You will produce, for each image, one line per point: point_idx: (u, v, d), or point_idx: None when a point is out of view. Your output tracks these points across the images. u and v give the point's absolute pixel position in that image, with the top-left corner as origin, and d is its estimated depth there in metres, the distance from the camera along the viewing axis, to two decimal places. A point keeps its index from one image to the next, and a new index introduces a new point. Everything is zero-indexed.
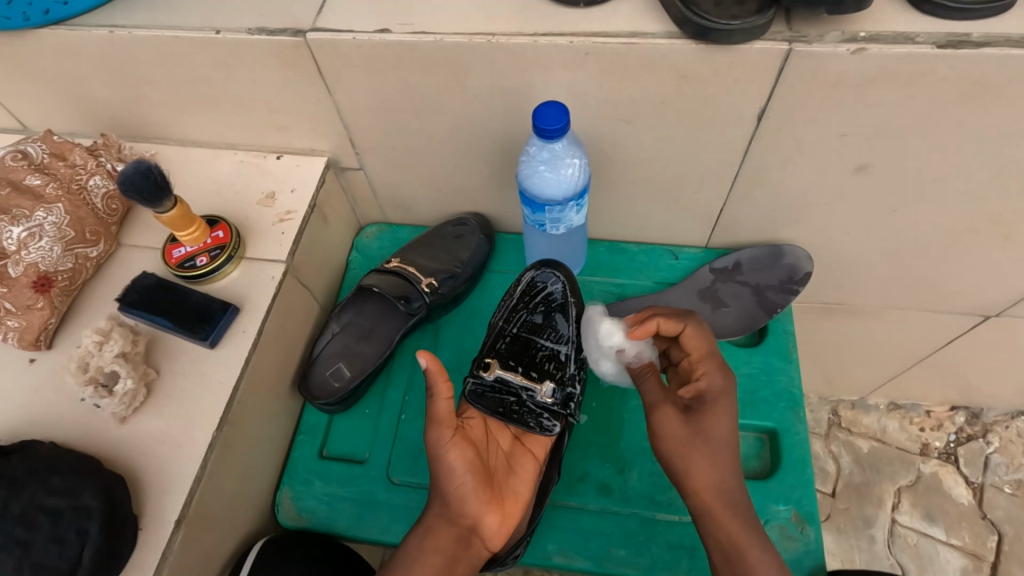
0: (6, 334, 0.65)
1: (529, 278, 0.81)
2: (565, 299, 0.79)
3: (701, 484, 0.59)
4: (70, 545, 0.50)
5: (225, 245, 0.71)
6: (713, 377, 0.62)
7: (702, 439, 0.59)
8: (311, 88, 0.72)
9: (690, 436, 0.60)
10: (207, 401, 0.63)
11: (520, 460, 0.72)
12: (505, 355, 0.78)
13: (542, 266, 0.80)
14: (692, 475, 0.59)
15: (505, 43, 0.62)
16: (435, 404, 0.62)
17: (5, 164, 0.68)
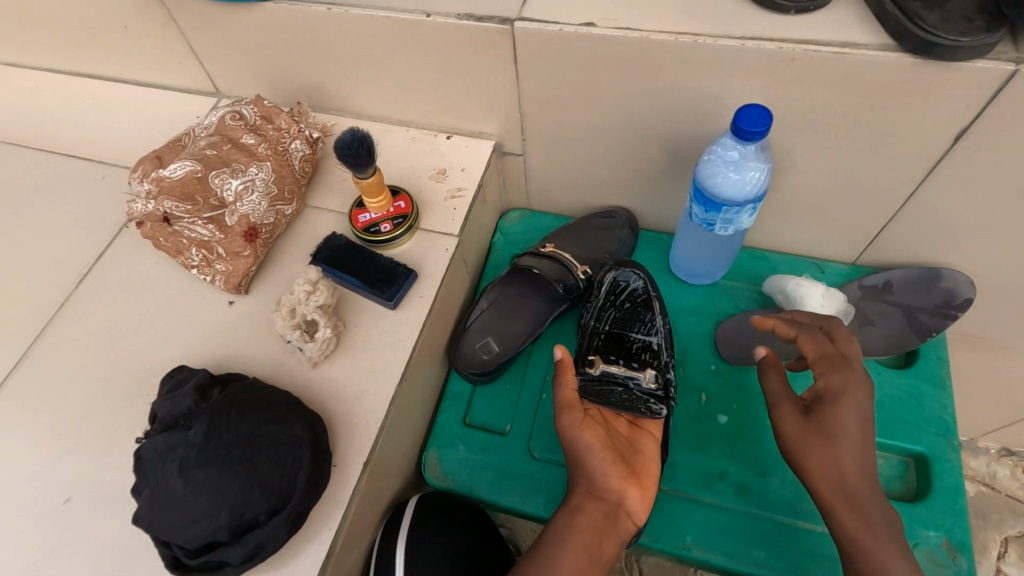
0: (216, 276, 0.71)
1: (610, 278, 0.80)
2: (648, 293, 0.80)
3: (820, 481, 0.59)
4: (287, 466, 0.55)
5: (407, 215, 0.75)
6: (833, 377, 0.61)
7: (820, 435, 0.59)
8: (499, 74, 0.75)
9: (808, 433, 0.60)
10: (387, 357, 0.68)
11: (642, 440, 0.70)
12: (601, 348, 0.79)
13: (621, 266, 0.80)
14: (810, 472, 0.59)
15: (711, 44, 0.63)
16: (560, 391, 0.68)
17: (224, 122, 0.75)
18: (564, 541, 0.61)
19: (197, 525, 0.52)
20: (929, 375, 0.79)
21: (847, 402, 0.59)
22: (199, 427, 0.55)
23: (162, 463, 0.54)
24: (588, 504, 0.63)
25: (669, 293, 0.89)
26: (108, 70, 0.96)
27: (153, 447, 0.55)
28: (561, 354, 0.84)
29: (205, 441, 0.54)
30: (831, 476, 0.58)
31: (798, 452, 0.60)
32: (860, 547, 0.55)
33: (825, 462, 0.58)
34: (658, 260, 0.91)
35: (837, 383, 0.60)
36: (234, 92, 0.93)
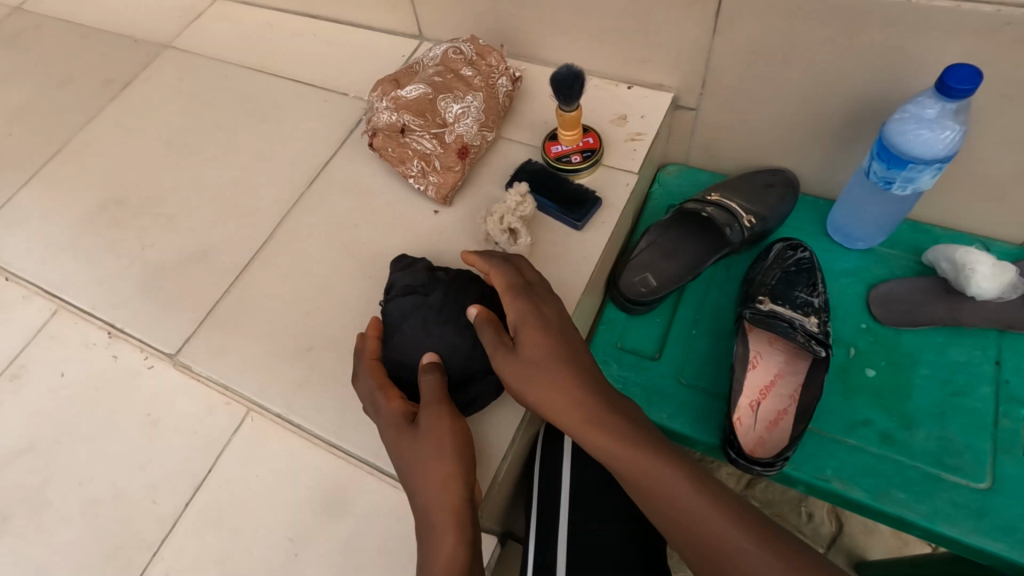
0: (428, 187, 0.84)
1: (778, 248, 0.88)
2: (813, 266, 0.85)
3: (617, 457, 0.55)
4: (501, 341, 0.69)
5: (596, 149, 0.84)
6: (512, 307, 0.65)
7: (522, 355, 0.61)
8: (696, 26, 0.82)
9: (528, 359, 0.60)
10: (572, 269, 0.78)
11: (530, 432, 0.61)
12: (768, 295, 0.83)
13: (788, 242, 0.88)
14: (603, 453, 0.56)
15: (925, 4, 0.67)
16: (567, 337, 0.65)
17: (447, 55, 0.86)
18: (426, 474, 0.58)
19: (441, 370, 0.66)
20: None
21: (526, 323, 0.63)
22: (437, 296, 0.71)
23: (407, 322, 0.69)
24: (441, 411, 0.61)
25: (822, 255, 0.92)
26: (331, 11, 1.11)
27: (398, 305, 0.71)
28: (712, 298, 0.91)
29: (454, 310, 0.69)
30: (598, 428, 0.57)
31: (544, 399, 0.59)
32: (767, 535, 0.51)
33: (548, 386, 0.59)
34: (813, 224, 0.95)
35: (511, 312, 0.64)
36: (436, 37, 1.06)
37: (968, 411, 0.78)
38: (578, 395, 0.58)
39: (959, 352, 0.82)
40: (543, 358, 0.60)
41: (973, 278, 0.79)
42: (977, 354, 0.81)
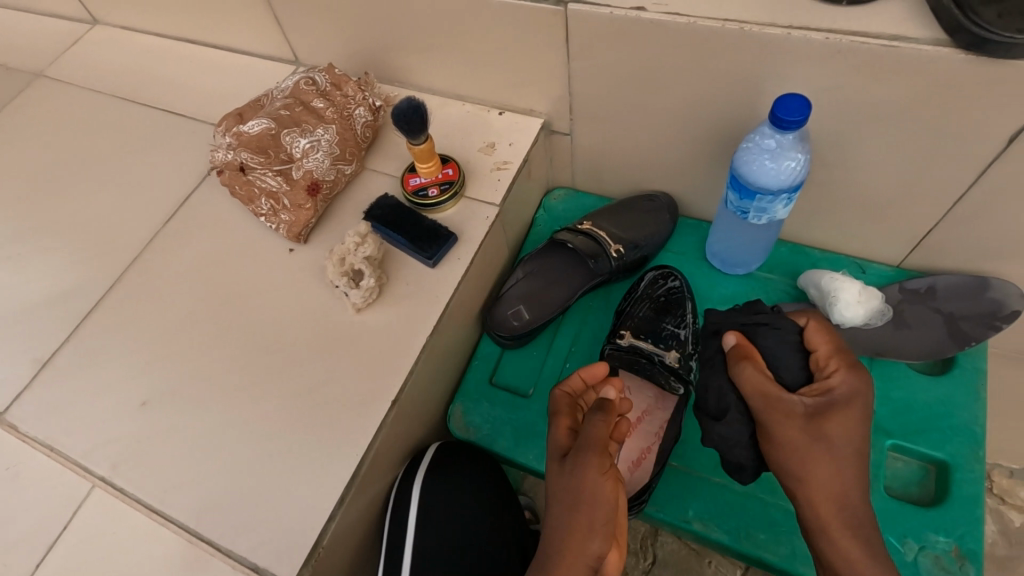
0: (280, 225, 0.80)
1: (652, 276, 0.86)
2: (684, 294, 0.83)
3: (818, 495, 0.56)
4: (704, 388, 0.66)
5: (454, 181, 0.81)
6: (847, 376, 0.58)
7: (822, 445, 0.56)
8: (552, 52, 0.79)
9: (809, 440, 0.56)
10: (423, 309, 0.75)
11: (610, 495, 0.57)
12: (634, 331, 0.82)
13: (661, 270, 0.86)
14: (809, 483, 0.56)
15: (757, 33, 0.64)
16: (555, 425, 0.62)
17: (299, 86, 0.83)
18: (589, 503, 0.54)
19: (748, 438, 0.62)
20: (965, 385, 0.77)
21: (857, 405, 0.57)
22: (786, 356, 0.62)
23: (787, 361, 0.62)
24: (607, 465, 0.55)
25: (701, 281, 0.90)
26: (206, 35, 1.05)
27: None
28: (588, 328, 0.88)
29: None
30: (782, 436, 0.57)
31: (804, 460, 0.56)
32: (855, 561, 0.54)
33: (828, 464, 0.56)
34: (693, 247, 0.93)
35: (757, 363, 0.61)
36: (312, 61, 1.01)
37: None
38: (831, 471, 0.56)
39: None
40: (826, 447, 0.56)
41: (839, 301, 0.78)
42: None
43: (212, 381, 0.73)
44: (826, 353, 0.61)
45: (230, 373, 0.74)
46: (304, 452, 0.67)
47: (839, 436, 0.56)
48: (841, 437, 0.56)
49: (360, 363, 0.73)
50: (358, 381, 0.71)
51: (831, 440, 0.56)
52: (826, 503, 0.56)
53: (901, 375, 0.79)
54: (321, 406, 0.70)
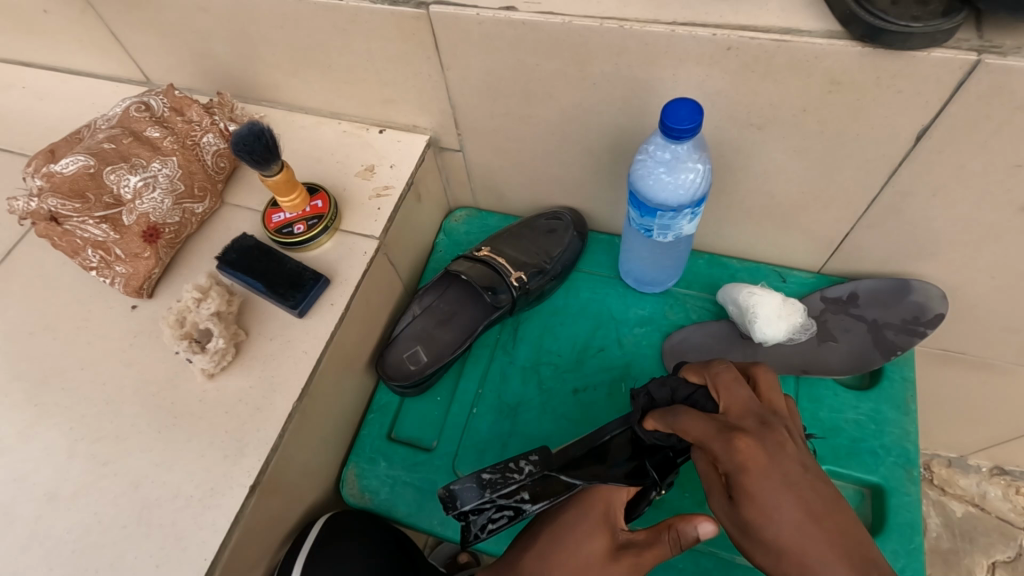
0: (114, 280, 0.67)
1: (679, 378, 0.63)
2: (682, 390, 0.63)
3: (774, 520, 0.42)
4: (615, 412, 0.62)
5: (323, 215, 0.70)
6: (734, 391, 0.51)
7: (767, 447, 0.45)
8: (423, 63, 0.69)
9: (762, 447, 0.45)
10: (289, 370, 0.64)
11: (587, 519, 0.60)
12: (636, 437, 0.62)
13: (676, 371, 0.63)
14: (774, 512, 0.42)
15: (639, 30, 0.57)
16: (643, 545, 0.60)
17: (129, 114, 0.71)
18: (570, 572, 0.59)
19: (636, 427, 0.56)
20: (892, 399, 0.73)
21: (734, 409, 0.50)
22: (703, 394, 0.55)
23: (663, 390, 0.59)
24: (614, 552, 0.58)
25: (615, 303, 0.82)
26: (38, 57, 0.90)
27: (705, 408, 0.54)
28: (496, 365, 0.79)
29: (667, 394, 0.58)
30: (773, 476, 0.43)
31: (798, 523, 0.41)
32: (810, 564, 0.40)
33: (777, 493, 0.42)
34: (606, 265, 0.85)
35: (789, 418, 0.50)
36: (164, 81, 0.88)
37: None
38: (781, 484, 0.43)
39: None
40: (777, 468, 0.43)
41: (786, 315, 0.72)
42: None
43: (31, 481, 0.60)
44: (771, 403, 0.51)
45: (55, 469, 0.61)
46: (143, 560, 0.56)
47: (740, 419, 0.49)
48: (775, 461, 0.44)
49: (213, 440, 0.61)
50: (212, 464, 0.60)
51: (775, 447, 0.44)
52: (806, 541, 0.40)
53: (828, 391, 0.74)
54: (165, 499, 0.58)
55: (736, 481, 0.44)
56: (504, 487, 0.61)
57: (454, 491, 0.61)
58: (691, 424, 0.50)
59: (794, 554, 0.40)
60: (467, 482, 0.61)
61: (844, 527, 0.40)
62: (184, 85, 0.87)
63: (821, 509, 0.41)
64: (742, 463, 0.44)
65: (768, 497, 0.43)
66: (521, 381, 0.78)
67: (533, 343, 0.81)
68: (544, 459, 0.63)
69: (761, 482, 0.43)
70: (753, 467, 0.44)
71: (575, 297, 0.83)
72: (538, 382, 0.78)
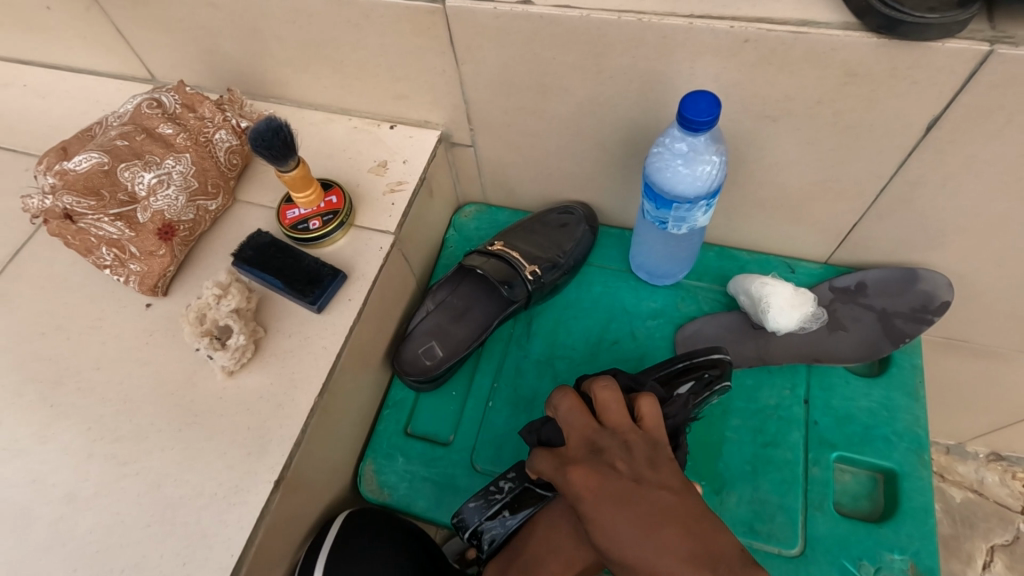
0: (129, 278, 0.67)
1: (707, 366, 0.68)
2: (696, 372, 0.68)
3: (624, 543, 0.42)
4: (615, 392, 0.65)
5: (338, 210, 0.70)
6: (573, 416, 0.53)
7: (607, 469, 0.47)
8: (436, 57, 0.69)
9: (597, 469, 0.47)
10: (309, 365, 0.64)
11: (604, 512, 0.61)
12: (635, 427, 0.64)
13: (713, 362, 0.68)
14: (617, 537, 0.43)
15: (656, 23, 0.57)
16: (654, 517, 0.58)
17: (140, 110, 0.70)
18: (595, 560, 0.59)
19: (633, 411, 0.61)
20: (902, 386, 0.74)
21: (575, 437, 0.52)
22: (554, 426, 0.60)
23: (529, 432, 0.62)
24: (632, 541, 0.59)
25: (627, 296, 0.83)
26: (40, 55, 0.89)
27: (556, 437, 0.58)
28: (511, 360, 0.80)
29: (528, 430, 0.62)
30: (615, 488, 0.45)
31: (642, 533, 0.42)
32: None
33: (617, 515, 0.43)
34: (617, 259, 0.86)
35: (642, 431, 0.50)
36: (169, 78, 0.87)
37: (779, 463, 0.71)
38: (625, 505, 0.43)
39: (769, 395, 0.75)
40: (606, 489, 0.45)
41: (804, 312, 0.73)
42: (787, 395, 0.75)
43: (49, 482, 0.60)
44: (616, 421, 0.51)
45: (73, 470, 0.60)
46: (168, 557, 0.56)
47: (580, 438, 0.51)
48: (606, 483, 0.45)
49: (234, 437, 0.61)
50: (234, 462, 0.60)
51: (603, 468, 0.47)
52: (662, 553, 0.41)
53: (839, 380, 0.75)
54: (187, 497, 0.58)
55: (579, 514, 0.46)
56: (490, 507, 0.65)
57: (457, 518, 0.65)
58: (541, 464, 0.54)
59: (644, 572, 0.41)
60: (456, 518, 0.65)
61: (681, 529, 0.41)
62: (190, 81, 0.86)
63: (654, 517, 0.42)
64: (579, 493, 0.47)
65: (604, 524, 0.44)
66: (536, 374, 0.78)
67: (547, 336, 0.81)
68: (519, 473, 0.66)
69: (596, 508, 0.45)
70: (588, 496, 0.46)
71: (587, 291, 0.84)
72: (553, 375, 0.78)
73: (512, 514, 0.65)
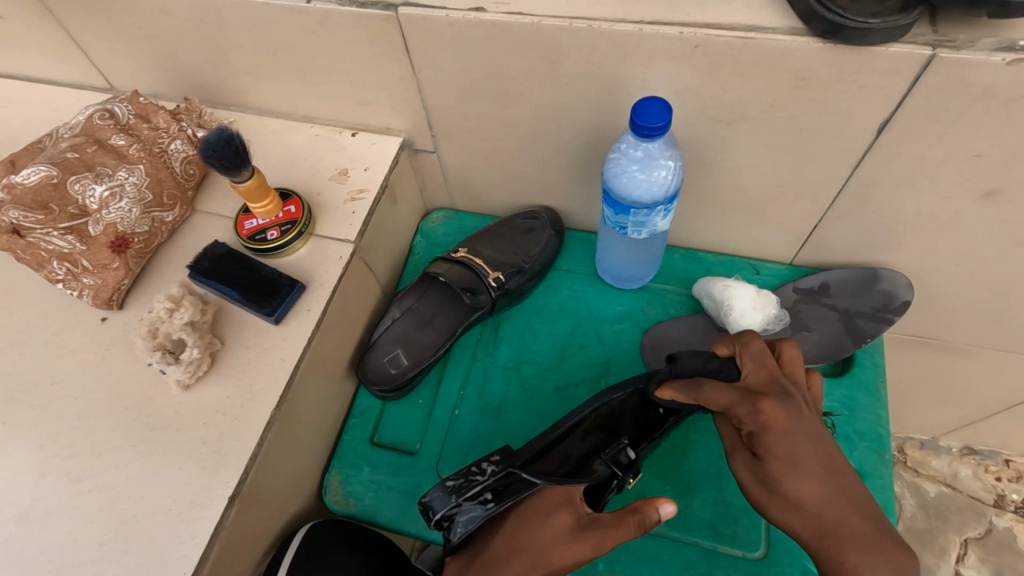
0: (83, 291, 0.66)
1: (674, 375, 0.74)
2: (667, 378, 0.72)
3: (807, 486, 0.45)
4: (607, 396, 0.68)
5: (296, 220, 0.69)
6: (794, 366, 0.53)
7: (798, 412, 0.48)
8: (394, 64, 0.69)
9: (789, 411, 0.48)
10: (267, 378, 0.63)
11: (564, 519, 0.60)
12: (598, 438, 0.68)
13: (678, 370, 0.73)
14: (794, 472, 0.45)
15: (608, 29, 0.57)
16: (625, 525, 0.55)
17: (92, 121, 0.69)
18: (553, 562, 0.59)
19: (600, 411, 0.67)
20: (864, 385, 0.75)
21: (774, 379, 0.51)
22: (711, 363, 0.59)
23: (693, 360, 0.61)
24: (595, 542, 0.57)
25: (594, 300, 0.83)
26: None
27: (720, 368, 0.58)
28: (478, 366, 0.79)
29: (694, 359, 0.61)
30: (793, 433, 0.47)
31: (793, 471, 0.45)
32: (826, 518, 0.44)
33: (808, 459, 0.46)
34: (585, 262, 0.86)
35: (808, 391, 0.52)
36: (128, 87, 0.86)
37: None
38: (813, 452, 0.46)
39: None
40: (800, 430, 0.47)
41: (767, 313, 0.73)
42: None
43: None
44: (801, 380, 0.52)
45: (24, 488, 0.59)
46: None
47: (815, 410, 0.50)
48: (800, 425, 0.47)
49: (190, 451, 0.60)
50: (189, 477, 0.59)
51: (795, 411, 0.48)
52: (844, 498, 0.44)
53: None
54: (142, 514, 0.57)
55: (761, 440, 0.47)
56: (468, 489, 0.62)
57: (425, 501, 0.63)
58: (717, 391, 0.52)
59: (811, 507, 0.44)
60: (430, 497, 0.63)
61: (849, 480, 0.45)
62: (149, 90, 0.85)
63: (835, 468, 0.45)
64: (766, 423, 0.47)
65: (786, 460, 0.46)
66: (503, 380, 0.78)
67: (514, 342, 0.81)
68: (505, 458, 0.65)
69: (784, 442, 0.46)
70: (778, 428, 0.47)
71: (554, 295, 0.84)
72: (520, 381, 0.78)
73: (495, 499, 0.62)
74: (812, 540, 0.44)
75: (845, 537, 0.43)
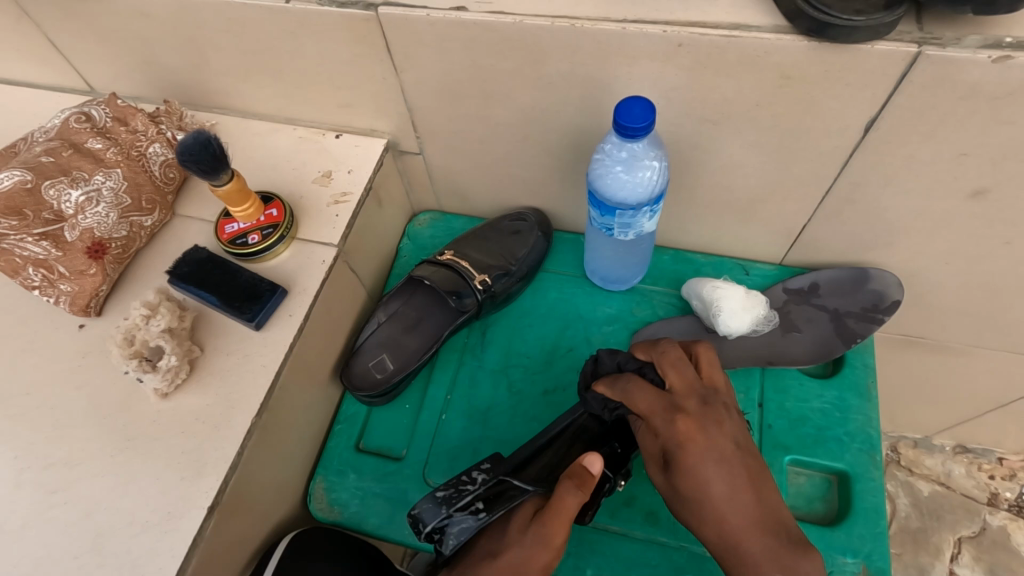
0: (59, 298, 0.64)
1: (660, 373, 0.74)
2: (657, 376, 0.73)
3: (715, 496, 0.52)
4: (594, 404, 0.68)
5: (278, 224, 0.68)
6: (708, 375, 0.59)
7: (712, 428, 0.55)
8: (376, 65, 0.68)
9: (703, 425, 0.55)
10: (247, 385, 0.62)
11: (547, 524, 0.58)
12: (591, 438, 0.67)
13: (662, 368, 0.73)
14: (704, 485, 0.52)
15: (590, 29, 0.56)
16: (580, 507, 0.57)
17: (68, 125, 0.68)
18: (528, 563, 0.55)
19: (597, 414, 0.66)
20: (854, 385, 0.74)
21: (694, 391, 0.58)
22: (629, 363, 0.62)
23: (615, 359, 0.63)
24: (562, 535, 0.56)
25: (583, 302, 0.82)
26: None
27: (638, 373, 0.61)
28: (465, 370, 0.78)
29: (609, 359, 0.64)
30: (709, 453, 0.53)
31: (706, 481, 0.52)
32: (720, 515, 0.51)
33: (716, 475, 0.52)
34: (573, 264, 0.85)
35: (724, 393, 0.59)
36: (107, 90, 0.85)
37: None
38: (718, 466, 0.53)
39: None
40: (714, 449, 0.53)
41: (758, 315, 0.73)
42: (740, 398, 0.74)
43: None
44: (716, 381, 0.59)
45: None
46: None
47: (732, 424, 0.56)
48: (710, 441, 0.54)
49: (168, 460, 0.59)
50: (167, 487, 0.58)
51: (711, 428, 0.55)
52: (744, 499, 0.52)
53: (793, 382, 0.75)
54: (118, 526, 0.56)
55: (678, 456, 0.54)
56: (459, 499, 0.61)
57: (415, 513, 0.61)
58: (641, 397, 0.58)
59: (715, 521, 0.52)
60: (421, 509, 0.61)
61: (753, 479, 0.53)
62: (129, 92, 0.83)
63: (741, 485, 0.52)
64: (685, 439, 0.54)
65: (697, 469, 0.53)
66: (490, 385, 0.77)
67: (502, 346, 0.80)
68: (494, 466, 0.64)
69: (700, 457, 0.53)
70: (693, 445, 0.54)
71: (542, 298, 0.83)
72: (508, 385, 0.77)
73: (487, 508, 0.60)
74: (714, 542, 0.52)
75: (734, 541, 0.51)
